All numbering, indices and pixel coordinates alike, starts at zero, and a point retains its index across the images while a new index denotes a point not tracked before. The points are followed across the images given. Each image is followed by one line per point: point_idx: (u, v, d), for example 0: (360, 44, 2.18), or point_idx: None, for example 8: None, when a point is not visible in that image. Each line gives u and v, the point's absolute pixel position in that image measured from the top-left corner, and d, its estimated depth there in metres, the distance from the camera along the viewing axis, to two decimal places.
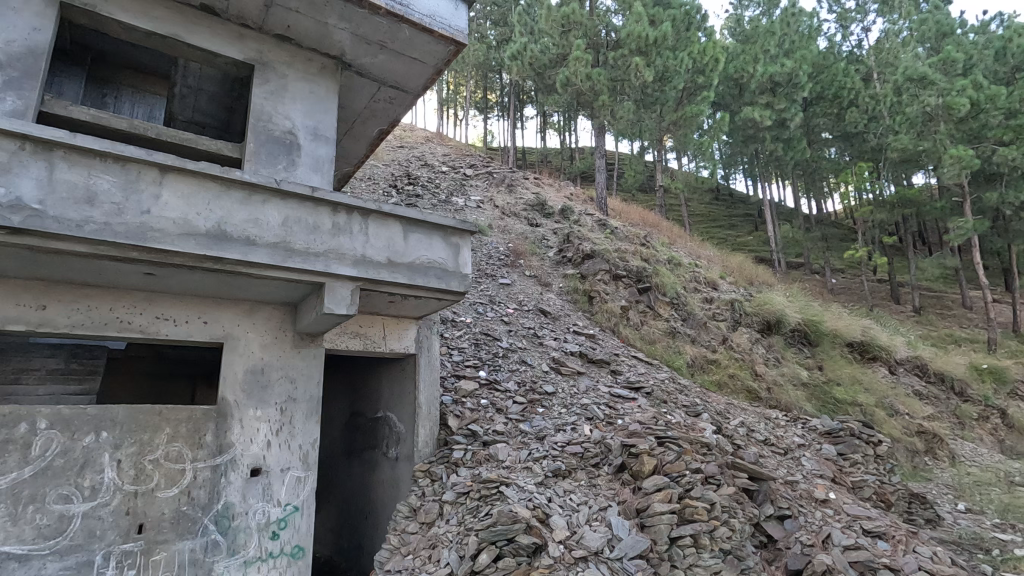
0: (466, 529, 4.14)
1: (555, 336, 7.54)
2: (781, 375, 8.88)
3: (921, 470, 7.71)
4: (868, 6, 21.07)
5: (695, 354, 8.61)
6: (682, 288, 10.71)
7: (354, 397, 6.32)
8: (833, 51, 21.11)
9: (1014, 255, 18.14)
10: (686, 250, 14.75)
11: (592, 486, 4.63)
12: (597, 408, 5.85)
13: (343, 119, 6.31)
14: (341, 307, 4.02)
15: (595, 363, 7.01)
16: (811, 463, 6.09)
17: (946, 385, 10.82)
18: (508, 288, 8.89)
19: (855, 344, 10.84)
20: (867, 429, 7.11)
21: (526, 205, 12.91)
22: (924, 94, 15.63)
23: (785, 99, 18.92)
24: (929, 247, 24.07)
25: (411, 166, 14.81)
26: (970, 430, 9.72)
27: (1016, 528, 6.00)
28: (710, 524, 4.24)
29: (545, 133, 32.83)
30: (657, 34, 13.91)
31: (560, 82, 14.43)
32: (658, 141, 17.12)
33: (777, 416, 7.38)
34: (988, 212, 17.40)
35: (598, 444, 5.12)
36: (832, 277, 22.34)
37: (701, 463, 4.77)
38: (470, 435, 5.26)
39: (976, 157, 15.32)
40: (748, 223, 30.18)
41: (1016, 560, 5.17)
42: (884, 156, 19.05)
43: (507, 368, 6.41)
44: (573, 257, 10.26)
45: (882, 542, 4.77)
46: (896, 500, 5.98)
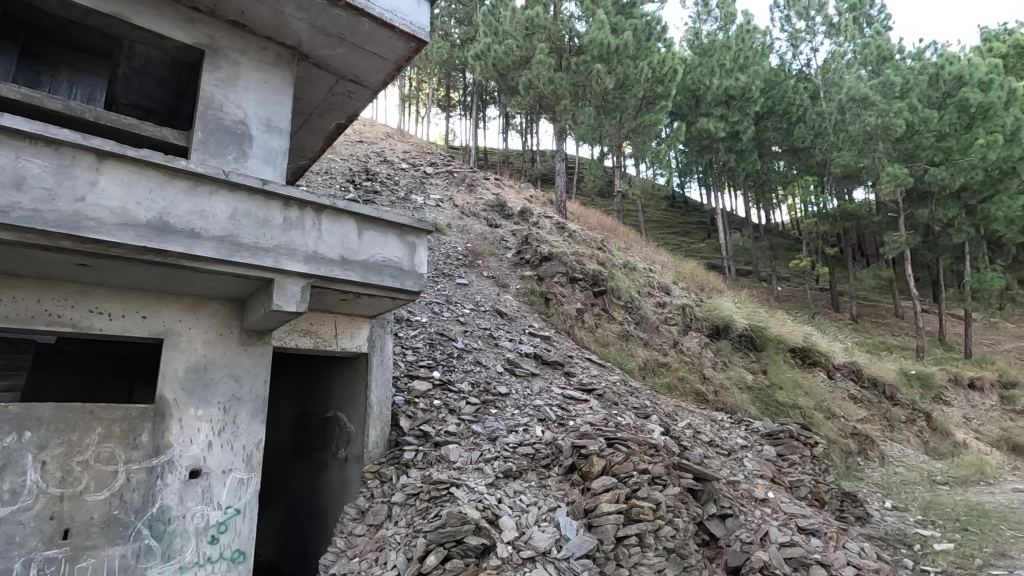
0: (415, 530, 4.10)
1: (510, 337, 7.56)
2: (728, 378, 9.21)
3: (853, 470, 8.17)
4: (817, 27, 22.16)
5: (647, 357, 8.80)
6: (636, 292, 10.93)
7: (303, 396, 6.17)
8: (784, 68, 22.13)
9: (942, 268, 19.38)
10: (642, 254, 15.11)
11: (542, 486, 4.68)
12: (549, 409, 5.92)
13: (299, 111, 6.16)
14: (290, 304, 3.92)
15: (549, 364, 7.07)
16: (752, 463, 6.34)
17: (879, 390, 11.46)
18: (465, 288, 8.86)
19: (797, 349, 11.34)
20: (805, 432, 7.46)
21: (486, 206, 12.93)
22: (866, 113, 16.70)
23: (738, 112, 19.71)
24: (866, 259, 25.48)
25: (370, 162, 14.58)
26: (898, 432, 10.34)
27: (936, 524, 6.41)
28: (655, 524, 4.34)
29: (507, 134, 33.01)
30: (619, 42, 14.14)
31: (523, 84, 14.55)
32: (617, 147, 17.42)
33: (722, 418, 7.65)
34: (919, 227, 18.57)
35: (549, 445, 5.17)
36: (777, 284, 23.32)
37: (648, 463, 4.89)
38: (422, 436, 5.22)
39: (910, 175, 16.38)
40: (701, 231, 31.17)
41: (934, 554, 5.52)
42: (828, 170, 20.09)
43: (461, 369, 6.40)
44: (531, 258, 10.34)
45: (815, 538, 5.01)
46: (829, 499, 6.30)
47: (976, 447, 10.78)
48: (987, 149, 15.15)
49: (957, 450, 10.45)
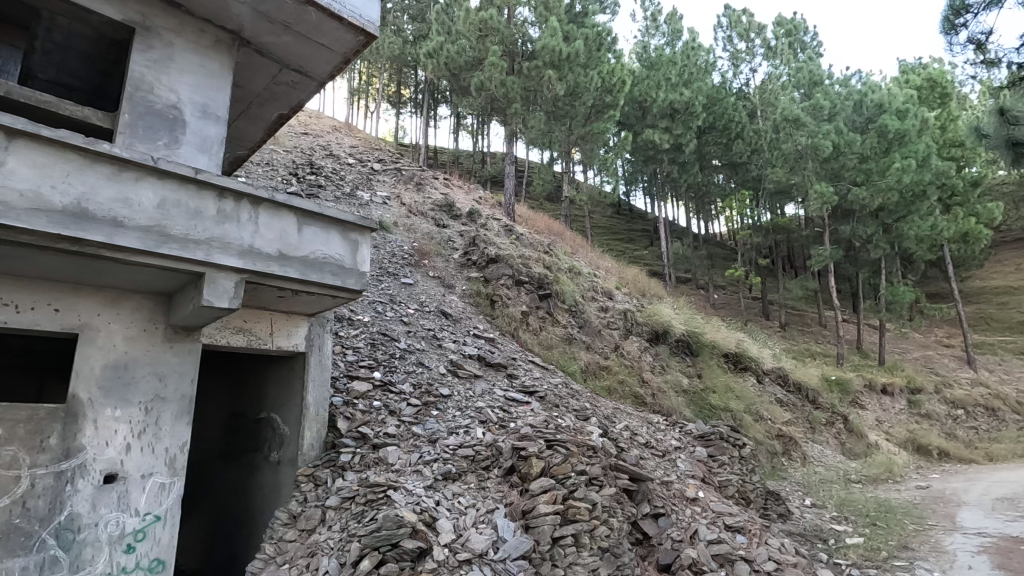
0: (349, 535, 4.00)
1: (454, 338, 7.52)
2: (665, 382, 9.52)
3: (778, 469, 8.64)
4: (757, 49, 23.33)
5: (589, 360, 8.97)
6: (580, 296, 11.13)
7: (235, 397, 5.90)
8: (725, 86, 23.16)
9: (861, 281, 20.82)
10: (587, 259, 15.41)
11: (481, 488, 4.69)
12: (491, 411, 5.92)
13: (239, 98, 5.90)
14: (222, 300, 3.74)
15: (492, 366, 7.08)
16: (685, 464, 6.59)
17: (802, 394, 12.17)
18: (410, 288, 8.74)
19: (730, 354, 11.87)
20: (734, 433, 7.83)
21: (434, 206, 12.82)
22: (797, 133, 17.75)
23: (682, 126, 20.46)
24: (795, 270, 27.04)
25: (315, 155, 14.15)
26: (818, 433, 11.04)
27: (849, 520, 6.88)
28: (591, 524, 4.42)
29: (458, 134, 32.89)
30: (570, 50, 14.35)
31: (475, 85, 14.53)
32: (566, 152, 17.70)
33: (658, 420, 7.91)
34: (842, 242, 19.85)
35: (489, 447, 5.19)
36: (714, 292, 24.38)
37: (586, 464, 4.99)
38: (360, 438, 5.10)
39: (836, 194, 17.51)
40: (645, 238, 32.15)
41: (847, 548, 5.90)
42: (763, 185, 21.20)
43: (403, 370, 6.31)
44: (478, 260, 10.33)
45: (740, 535, 5.25)
46: (754, 497, 6.63)
47: (885, 448, 11.68)
48: (903, 173, 16.41)
49: (869, 451, 11.29)
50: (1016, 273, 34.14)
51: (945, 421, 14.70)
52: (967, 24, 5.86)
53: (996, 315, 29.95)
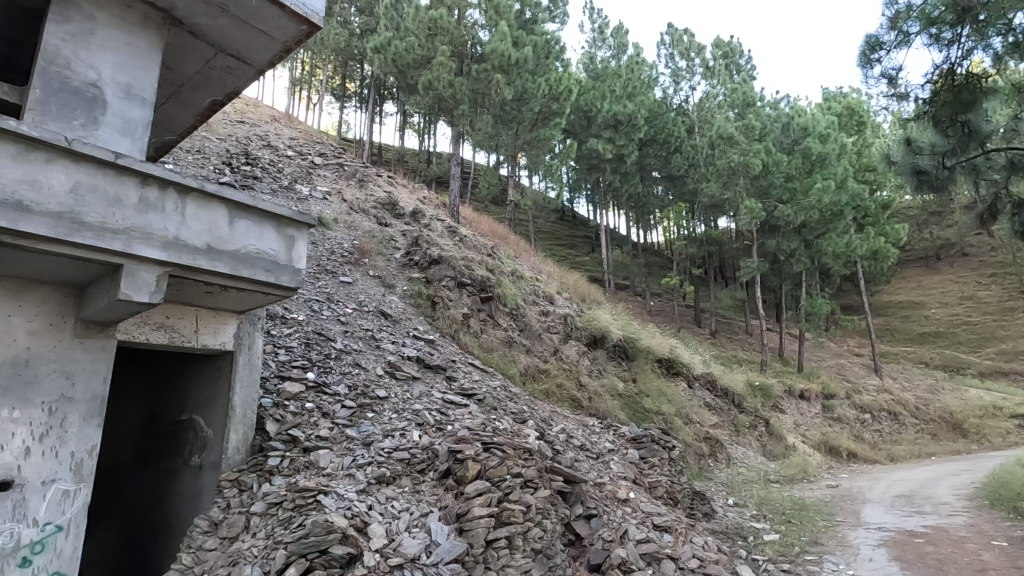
0: (275, 542, 3.85)
1: (393, 339, 7.39)
2: (601, 385, 9.75)
3: (704, 470, 9.05)
4: (696, 68, 24.39)
5: (528, 363, 9.05)
6: (522, 299, 11.21)
7: (154, 397, 5.54)
8: (666, 101, 24.07)
9: (784, 292, 22.16)
10: (529, 263, 15.57)
11: (415, 492, 4.63)
12: (428, 414, 5.86)
13: (168, 80, 5.57)
14: (142, 294, 3.51)
15: (431, 368, 7.02)
16: (617, 466, 6.78)
17: (729, 398, 12.79)
18: (349, 287, 8.53)
19: (664, 359, 12.31)
20: (665, 436, 8.15)
21: (377, 203, 12.56)
22: (730, 150, 18.69)
23: (624, 137, 21.14)
24: (725, 281, 28.45)
25: (251, 144, 13.54)
26: (742, 436, 11.64)
27: (767, 518, 7.29)
28: (524, 526, 4.46)
29: (404, 132, 32.47)
30: (519, 55, 14.46)
31: (422, 84, 14.36)
32: (512, 157, 17.85)
33: (593, 423, 8.08)
34: (769, 255, 21.06)
35: (425, 450, 5.15)
36: (650, 299, 25.27)
37: (521, 467, 5.03)
38: (291, 441, 4.92)
39: (764, 210, 18.57)
40: (586, 245, 32.85)
41: (764, 544, 6.23)
42: (698, 199, 22.18)
43: (338, 370, 6.14)
44: (420, 260, 10.22)
45: (667, 534, 5.45)
46: (682, 497, 6.91)
47: (801, 449, 12.47)
48: (823, 193, 17.62)
49: (787, 452, 12.05)
50: (918, 289, 37.41)
51: (854, 424, 15.90)
52: (881, 60, 6.38)
53: (900, 328, 32.69)
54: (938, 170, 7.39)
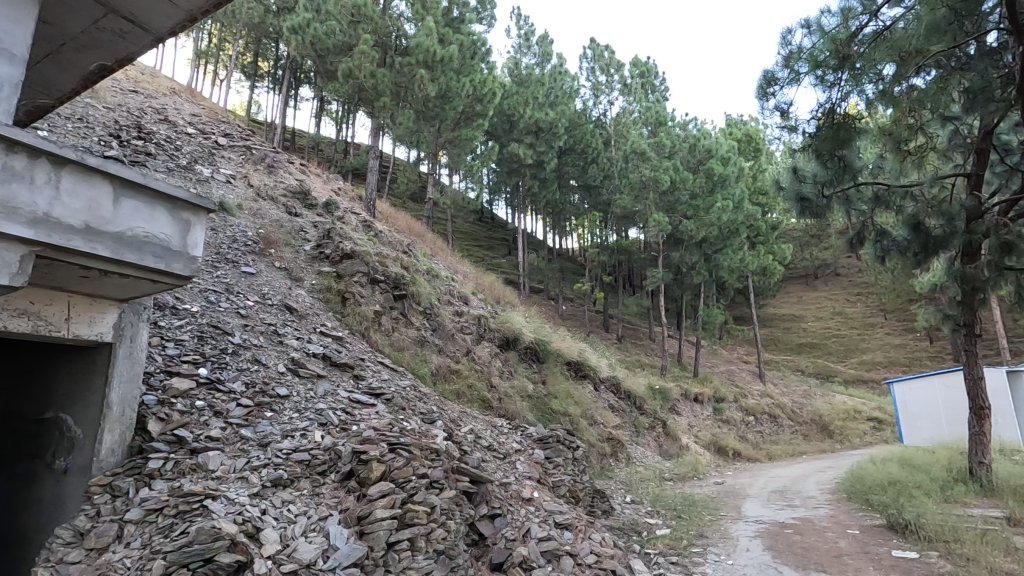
0: (152, 552, 3.53)
1: (298, 335, 7.05)
2: (511, 386, 9.88)
3: (605, 469, 9.44)
4: (615, 84, 25.45)
5: (440, 363, 8.96)
6: (436, 299, 11.11)
7: (12, 393, 4.90)
8: (586, 113, 24.92)
9: (685, 302, 23.68)
10: (446, 263, 15.47)
11: (314, 495, 4.45)
12: (333, 413, 5.64)
13: (46, 37, 4.94)
14: (2, 276, 3.08)
15: (338, 366, 6.76)
16: (523, 466, 6.91)
17: (631, 401, 13.44)
18: (252, 278, 8.02)
19: (573, 363, 12.71)
20: (569, 437, 8.42)
21: (287, 192, 11.93)
22: (642, 165, 19.70)
23: (545, 143, 21.70)
24: (633, 289, 29.90)
25: (144, 117, 12.36)
26: (641, 436, 12.28)
27: (659, 514, 7.73)
28: (428, 527, 4.43)
29: (321, 119, 31.14)
30: (444, 53, 14.34)
31: (342, 71, 13.82)
32: (433, 154, 17.65)
33: (502, 424, 8.16)
34: (673, 267, 22.39)
35: (327, 451, 4.95)
36: (562, 304, 26.01)
37: (427, 468, 5.00)
38: (176, 442, 4.55)
39: (670, 223, 19.74)
40: (503, 248, 33.18)
41: (656, 539, 6.60)
42: (611, 209, 23.15)
43: (235, 367, 5.76)
44: (331, 254, 9.85)
45: (568, 532, 5.63)
46: (583, 496, 7.16)
47: (693, 449, 13.38)
48: (722, 212, 19.06)
49: (681, 451, 12.87)
50: (798, 304, 41.46)
51: (740, 426, 17.29)
52: (776, 93, 7.01)
53: (783, 339, 36.04)
54: (817, 198, 8.23)
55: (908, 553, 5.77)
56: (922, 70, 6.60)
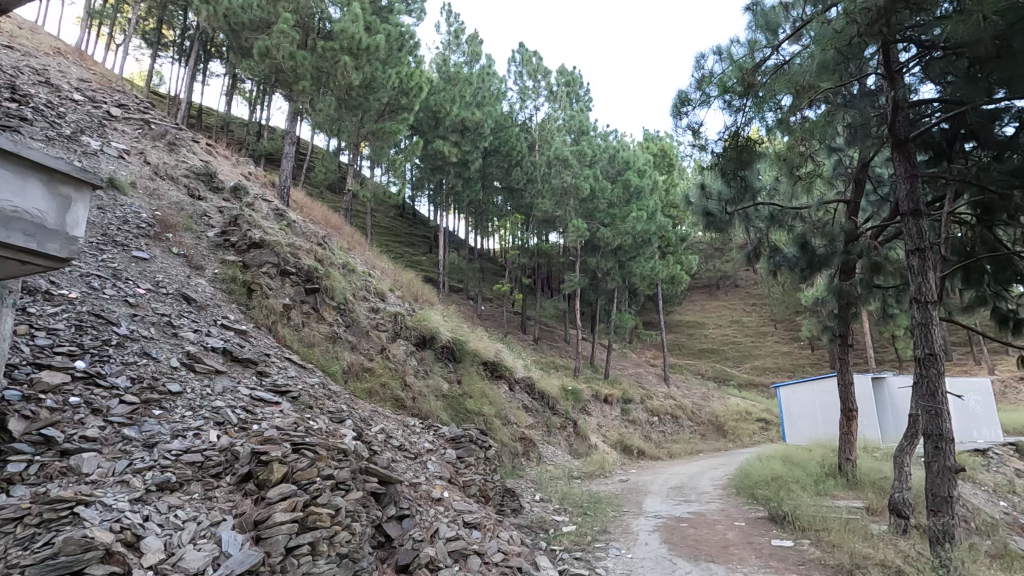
0: (7, 566, 3.11)
1: (195, 327, 6.54)
2: (426, 385, 9.75)
3: (516, 468, 9.57)
4: (541, 90, 25.92)
5: (352, 361, 8.65)
6: (351, 294, 10.73)
7: None
8: (513, 116, 25.20)
9: (599, 307, 24.59)
10: (363, 257, 15.03)
11: (206, 499, 4.14)
12: (231, 412, 5.28)
13: None
14: None
15: (240, 362, 6.35)
16: (434, 466, 6.85)
17: (544, 401, 13.73)
18: (144, 264, 7.35)
19: (489, 363, 12.77)
20: (482, 437, 8.46)
21: (189, 172, 11.06)
22: (564, 172, 20.20)
23: (470, 143, 21.71)
24: (550, 292, 30.60)
25: (20, 76, 10.94)
26: (552, 436, 12.55)
27: (566, 511, 7.96)
28: (331, 530, 4.27)
29: (232, 98, 29.20)
30: (370, 41, 13.94)
31: (258, 49, 13.00)
32: (354, 144, 17.07)
33: (414, 424, 8.03)
34: (589, 272, 23.16)
35: (223, 452, 4.64)
36: (481, 304, 26.11)
37: (334, 469, 4.84)
38: (43, 442, 4.06)
39: (589, 230, 20.43)
40: (423, 245, 32.76)
41: (562, 536, 6.77)
42: (533, 213, 23.55)
43: (119, 361, 5.25)
44: (237, 242, 9.26)
45: (476, 531, 5.64)
46: (493, 495, 7.21)
47: (601, 448, 13.89)
48: (636, 221, 19.98)
49: (589, 450, 13.33)
50: (701, 312, 44.36)
51: (644, 426, 18.20)
52: (688, 113, 7.44)
53: (686, 344, 38.38)
54: (722, 215, 8.85)
55: (785, 542, 6.35)
56: (814, 104, 7.27)
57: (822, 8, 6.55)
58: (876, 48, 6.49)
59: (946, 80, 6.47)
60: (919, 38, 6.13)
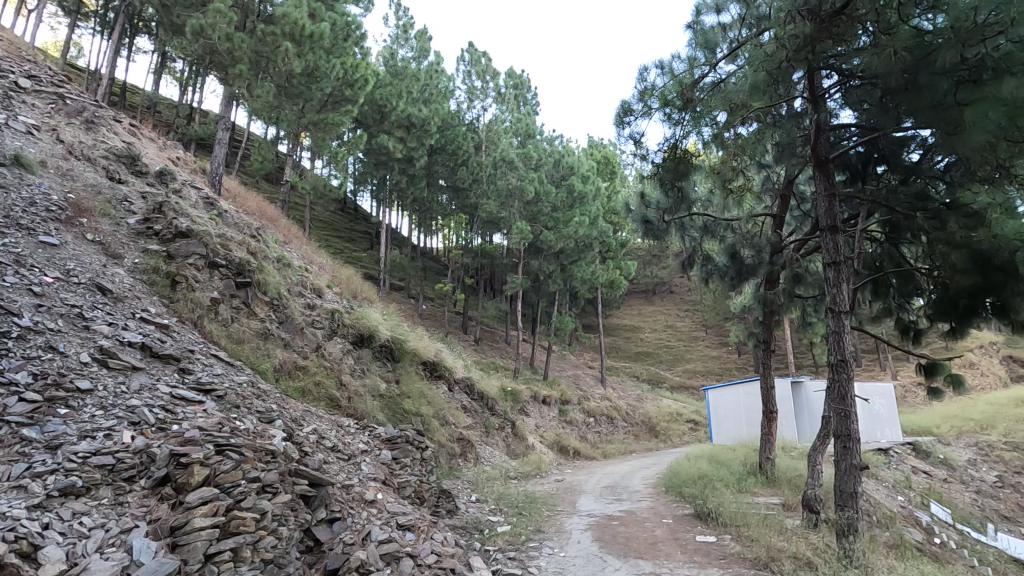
0: None
1: (110, 320, 6.09)
2: (363, 385, 9.51)
3: (453, 469, 9.54)
4: (489, 91, 25.96)
5: (284, 359, 8.32)
6: (286, 289, 10.31)
7: None
8: (460, 114, 25.09)
9: (541, 308, 24.88)
10: (300, 252, 14.52)
11: (116, 504, 3.87)
12: (148, 411, 4.95)
13: None
14: None
15: (160, 358, 5.97)
16: (368, 467, 6.70)
17: (483, 401, 13.72)
18: (53, 250, 6.77)
19: (428, 363, 12.64)
20: (419, 437, 8.36)
21: (109, 153, 10.29)
22: (509, 173, 20.28)
23: (416, 140, 21.44)
24: (493, 292, 30.69)
25: None
26: (490, 436, 12.57)
27: (501, 511, 7.99)
28: (255, 535, 4.10)
29: (160, 78, 27.43)
30: (315, 29, 13.52)
31: (191, 27, 12.28)
32: (294, 134, 16.47)
33: (349, 424, 7.83)
34: (532, 275, 23.41)
35: (137, 454, 4.34)
36: (422, 303, 25.82)
37: (260, 471, 4.64)
38: None
39: (532, 232, 20.66)
40: (364, 241, 32.00)
41: (496, 535, 6.79)
42: (478, 213, 23.54)
43: (19, 355, 4.80)
44: (162, 231, 8.71)
45: (409, 533, 5.55)
46: (428, 496, 7.14)
47: (538, 449, 14.05)
48: (579, 226, 20.41)
49: (526, 451, 13.46)
50: (638, 317, 45.80)
51: (581, 426, 18.58)
52: (631, 123, 7.68)
53: (623, 347, 39.52)
54: (659, 222, 9.17)
55: (708, 537, 6.66)
56: (747, 122, 7.68)
57: (756, 32, 6.94)
58: (803, 73, 6.92)
59: (862, 108, 7.00)
60: (840, 66, 6.61)
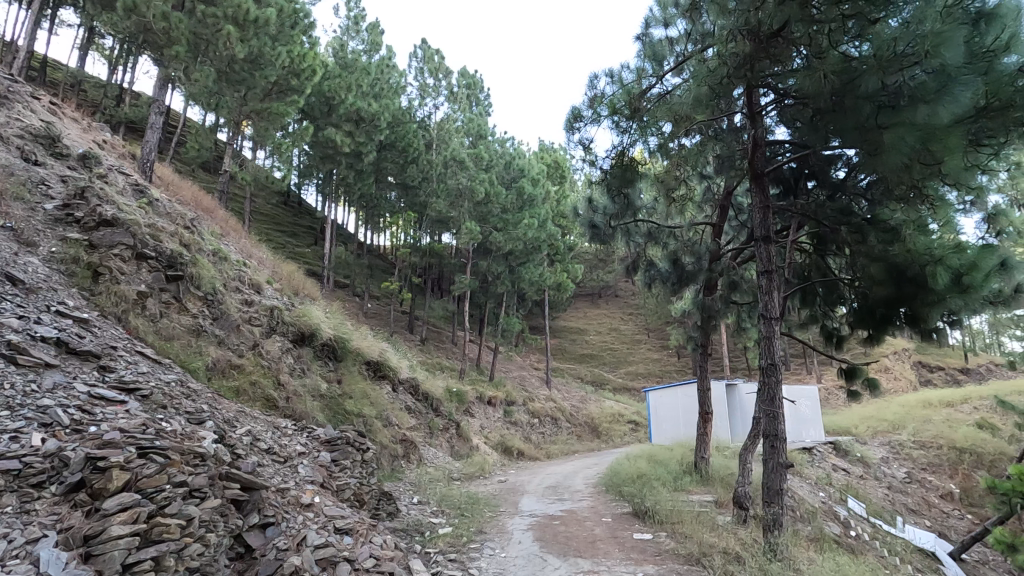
0: None
1: (20, 313, 5.61)
2: (302, 385, 9.19)
3: (395, 471, 9.38)
4: (442, 89, 25.75)
5: (217, 357, 7.93)
6: (221, 284, 9.83)
7: None
8: (411, 111, 24.76)
9: (488, 309, 24.89)
10: (238, 245, 13.90)
11: (21, 513, 3.56)
12: (62, 412, 4.59)
13: None
14: None
15: (77, 355, 5.55)
16: (306, 470, 6.49)
17: (428, 402, 13.57)
18: None
19: (372, 362, 12.38)
20: (359, 439, 8.16)
21: (24, 132, 9.50)
22: (459, 173, 20.12)
23: (365, 134, 20.97)
24: (440, 292, 30.45)
25: None
26: (434, 437, 12.46)
27: (443, 513, 7.93)
28: (180, 543, 3.89)
29: (86, 55, 25.58)
30: (260, 14, 13.00)
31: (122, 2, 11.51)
32: (235, 123, 15.76)
33: (286, 425, 7.55)
34: (480, 275, 23.39)
35: (48, 458, 4.01)
36: (367, 301, 25.28)
37: (187, 475, 4.41)
38: None
39: (481, 233, 20.65)
40: (308, 236, 31.01)
41: (437, 537, 6.72)
42: (427, 212, 23.28)
43: None
44: (84, 219, 8.13)
45: (348, 537, 5.41)
46: (368, 498, 6.99)
47: (482, 450, 14.03)
48: (528, 228, 20.57)
49: (470, 452, 13.41)
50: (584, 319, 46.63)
51: (525, 427, 18.71)
52: (581, 128, 7.81)
53: (568, 349, 40.14)
54: (605, 227, 9.36)
55: (644, 535, 6.85)
56: (690, 134, 7.97)
57: (700, 48, 7.22)
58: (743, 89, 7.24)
59: (795, 125, 7.42)
60: (776, 86, 6.97)
